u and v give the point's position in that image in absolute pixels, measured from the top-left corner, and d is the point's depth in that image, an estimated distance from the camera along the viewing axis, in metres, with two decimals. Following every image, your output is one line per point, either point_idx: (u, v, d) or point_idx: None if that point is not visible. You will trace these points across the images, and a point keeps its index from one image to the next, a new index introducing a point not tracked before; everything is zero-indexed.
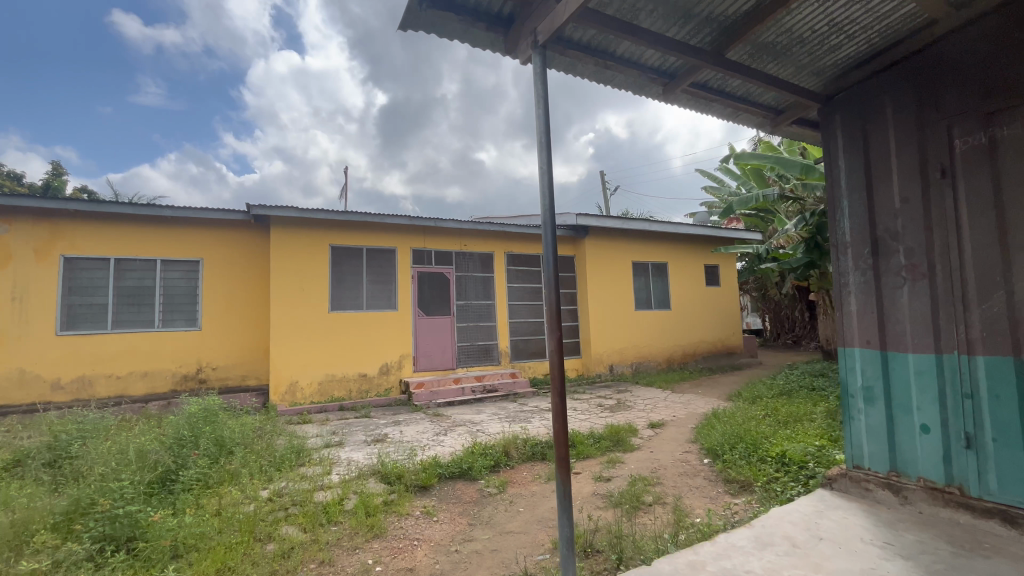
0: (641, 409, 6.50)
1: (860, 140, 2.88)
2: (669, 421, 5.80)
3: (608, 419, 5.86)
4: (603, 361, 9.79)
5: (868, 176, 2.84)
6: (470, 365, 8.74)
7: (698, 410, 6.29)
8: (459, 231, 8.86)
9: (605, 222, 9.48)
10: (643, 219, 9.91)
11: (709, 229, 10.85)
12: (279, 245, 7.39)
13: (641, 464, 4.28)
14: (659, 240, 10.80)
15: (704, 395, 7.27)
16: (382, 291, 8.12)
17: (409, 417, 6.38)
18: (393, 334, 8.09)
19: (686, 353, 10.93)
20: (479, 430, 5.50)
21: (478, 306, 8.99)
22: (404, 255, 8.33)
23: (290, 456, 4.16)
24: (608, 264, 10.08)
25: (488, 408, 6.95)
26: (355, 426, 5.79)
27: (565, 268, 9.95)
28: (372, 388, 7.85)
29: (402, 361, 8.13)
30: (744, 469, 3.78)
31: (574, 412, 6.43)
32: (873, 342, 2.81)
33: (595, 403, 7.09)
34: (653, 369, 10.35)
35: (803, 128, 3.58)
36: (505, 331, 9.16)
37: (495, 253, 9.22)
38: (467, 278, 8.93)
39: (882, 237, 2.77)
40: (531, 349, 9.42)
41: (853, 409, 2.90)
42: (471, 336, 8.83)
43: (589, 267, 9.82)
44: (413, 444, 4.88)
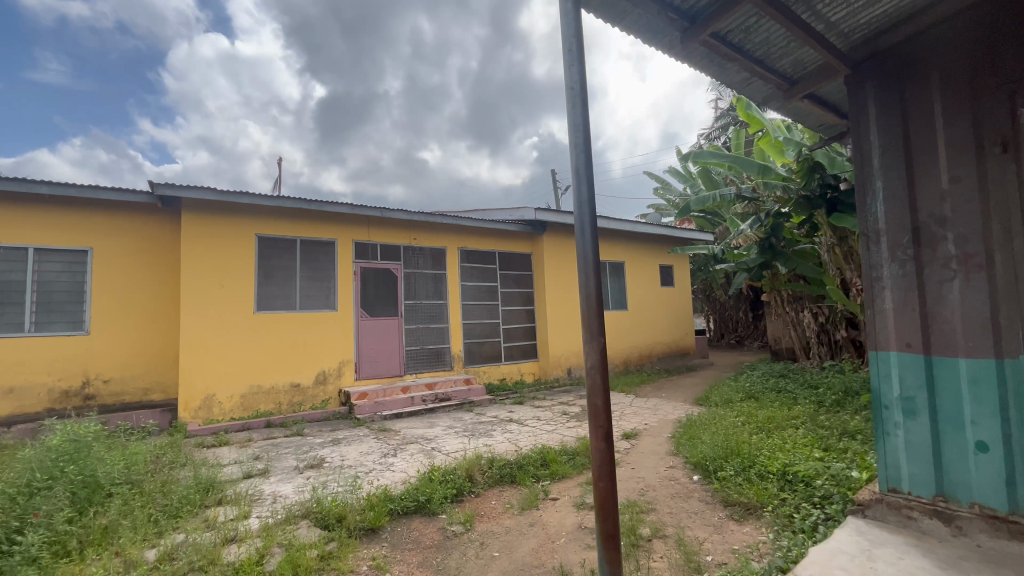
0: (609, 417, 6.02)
1: (897, 112, 2.48)
2: (642, 431, 5.34)
3: (577, 431, 5.31)
4: (560, 364, 9.30)
5: (908, 153, 2.45)
6: (419, 371, 7.92)
7: (669, 417, 5.90)
8: (407, 223, 8.03)
9: (564, 218, 9.01)
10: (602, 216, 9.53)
11: (666, 229, 10.69)
12: (192, 234, 6.25)
13: (626, 486, 3.75)
14: (616, 239, 10.51)
15: (671, 400, 6.94)
16: (318, 288, 7.13)
17: (351, 434, 5.52)
18: (332, 338, 7.13)
19: (643, 354, 10.69)
20: (433, 448, 4.77)
21: (428, 306, 8.20)
22: (345, 248, 7.40)
23: (195, 496, 3.23)
24: (566, 262, 9.61)
25: (442, 420, 6.20)
26: (284, 448, 4.86)
27: (521, 266, 9.38)
28: (306, 400, 6.86)
29: (342, 369, 7.19)
30: (747, 489, 3.33)
31: (538, 423, 5.84)
32: (914, 345, 2.41)
33: (558, 411, 6.55)
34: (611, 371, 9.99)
35: (809, 104, 3.20)
36: (458, 334, 8.43)
37: (447, 248, 8.48)
38: (417, 276, 8.12)
39: (926, 223, 2.39)
40: (486, 352, 8.76)
41: (888, 423, 2.51)
42: (420, 340, 8.03)
43: (547, 265, 9.31)
44: (356, 471, 4.06)
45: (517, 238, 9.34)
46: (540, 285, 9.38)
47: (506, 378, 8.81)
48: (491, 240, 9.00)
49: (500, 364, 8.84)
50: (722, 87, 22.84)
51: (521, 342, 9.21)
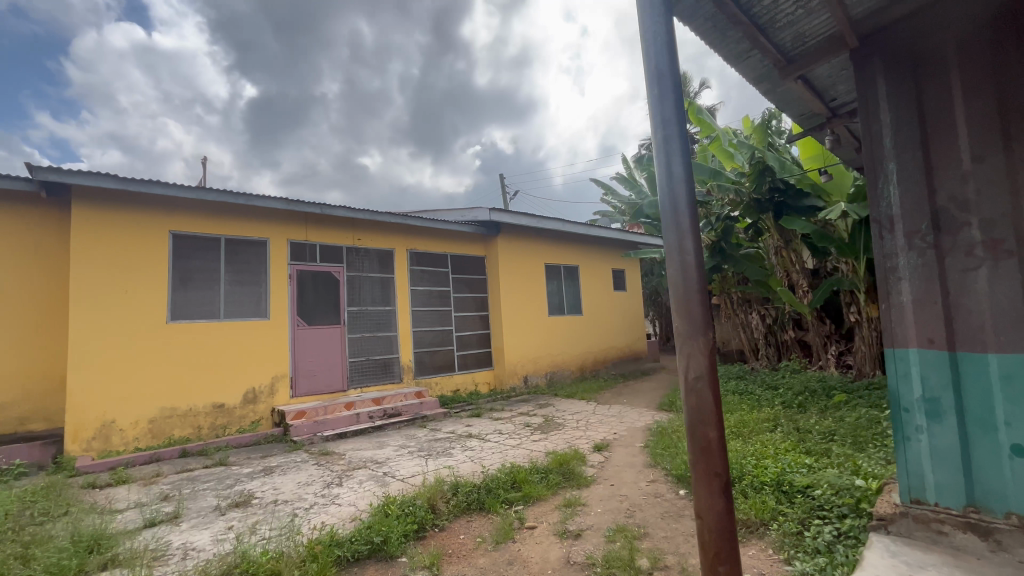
0: (575, 427, 5.67)
1: (912, 88, 2.28)
2: (613, 441, 5.02)
3: (545, 445, 4.89)
4: (516, 372, 8.87)
5: (925, 132, 2.25)
6: (365, 385, 7.20)
7: (637, 424, 5.63)
8: (351, 221, 7.33)
9: (519, 219, 8.65)
10: (557, 218, 9.25)
11: (620, 232, 10.63)
12: (87, 230, 5.25)
13: (609, 507, 3.37)
14: (571, 242, 10.29)
15: (634, 406, 6.71)
16: (247, 294, 6.26)
17: (286, 460, 4.77)
18: (264, 350, 6.29)
19: (598, 360, 10.49)
20: (386, 473, 4.16)
21: (375, 313, 7.51)
22: (280, 248, 6.59)
23: (73, 559, 2.47)
24: (521, 266, 9.24)
25: (393, 439, 5.56)
26: (202, 483, 4.06)
27: (474, 270, 8.91)
28: (231, 422, 5.95)
29: (275, 385, 6.35)
30: (744, 504, 3.03)
31: (501, 438, 5.37)
32: (937, 340, 2.20)
33: (520, 423, 6.11)
34: (568, 378, 9.69)
35: (800, 85, 3.03)
36: (408, 343, 7.79)
37: (395, 250, 7.84)
38: (362, 280, 7.42)
39: (946, 207, 2.20)
40: (438, 362, 8.17)
41: (909, 427, 2.28)
42: (367, 350, 7.32)
43: (501, 269, 8.88)
44: (293, 508, 3.40)
45: (469, 240, 8.86)
46: (494, 290, 8.94)
47: (460, 389, 8.27)
48: (442, 242, 8.46)
49: (454, 374, 8.28)
50: (660, 99, 23.61)
51: (475, 350, 8.70)
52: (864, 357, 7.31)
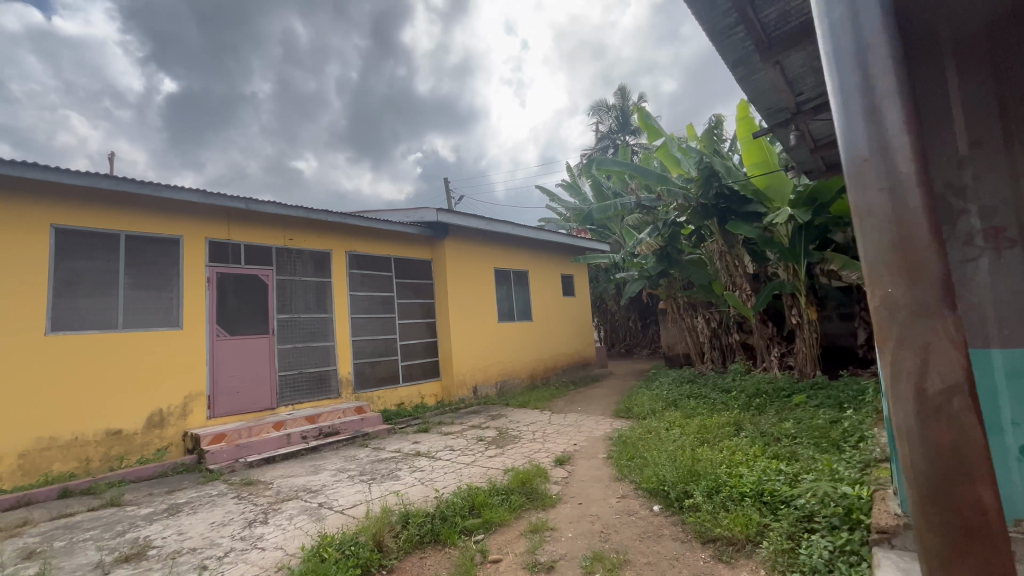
0: (532, 440, 5.31)
1: (905, 70, 2.16)
2: (574, 453, 4.71)
3: (502, 461, 4.49)
4: (465, 383, 8.39)
5: (919, 115, 2.13)
6: (297, 401, 6.46)
7: (597, 434, 5.37)
8: (281, 219, 6.60)
9: (468, 220, 8.25)
10: (507, 221, 8.95)
11: (569, 237, 10.50)
12: None
13: (581, 531, 3.03)
14: (520, 247, 10.01)
15: (590, 414, 6.47)
16: (153, 300, 5.39)
17: (199, 495, 4.03)
18: (174, 365, 5.43)
19: (548, 367, 10.23)
20: (323, 504, 3.58)
21: (309, 321, 6.79)
22: (195, 248, 5.75)
23: None
24: (470, 270, 8.81)
25: (330, 461, 4.93)
26: (84, 531, 3.28)
27: (420, 275, 8.38)
28: (131, 451, 5.05)
29: (188, 406, 5.49)
30: (726, 519, 2.80)
31: (453, 455, 4.90)
32: None
33: (473, 437, 5.66)
34: (518, 387, 9.34)
35: (775, 73, 2.89)
36: (347, 353, 7.13)
37: (333, 252, 7.18)
38: (294, 284, 6.69)
39: (942, 194, 2.07)
40: (380, 373, 7.54)
41: None
42: (300, 362, 6.59)
43: (448, 273, 8.41)
44: (203, 558, 2.77)
45: (414, 242, 8.34)
46: (441, 295, 8.45)
47: (404, 403, 7.68)
48: (385, 244, 7.88)
49: (398, 386, 7.69)
50: (602, 111, 24.16)
51: (420, 360, 8.15)
52: (805, 358, 7.57)
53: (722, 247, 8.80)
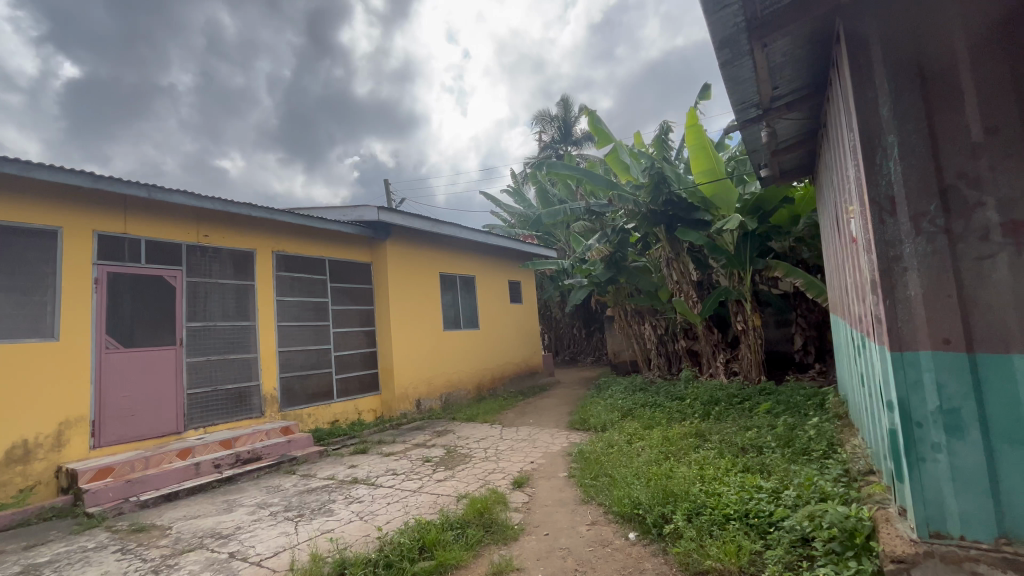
0: (485, 459, 4.85)
1: (912, 51, 1.98)
2: (533, 472, 4.31)
3: (454, 487, 3.99)
4: (407, 396, 7.75)
5: (928, 101, 1.96)
6: (210, 422, 5.59)
7: (555, 449, 5.01)
8: (194, 212, 5.73)
9: (412, 221, 7.70)
10: (454, 224, 8.47)
11: (517, 241, 10.19)
12: None
13: (551, 570, 2.62)
14: (468, 251, 9.55)
15: (543, 427, 6.11)
16: (19, 305, 4.39)
17: (69, 550, 3.20)
18: (46, 385, 4.44)
19: (496, 377, 9.79)
20: (235, 555, 2.92)
21: (227, 330, 5.93)
22: (81, 242, 4.79)
23: None
24: (413, 275, 8.22)
25: (248, 495, 4.18)
26: None
27: (358, 279, 7.68)
28: None
29: (65, 434, 4.52)
30: (714, 546, 2.51)
31: (397, 481, 4.33)
32: (955, 340, 1.87)
33: (418, 458, 5.10)
34: (464, 399, 8.81)
35: (759, 58, 2.69)
36: (272, 367, 6.30)
37: (257, 252, 6.35)
38: (209, 287, 5.81)
39: (955, 186, 1.90)
40: (311, 388, 6.75)
41: (924, 446, 1.91)
42: (214, 378, 5.71)
43: (390, 278, 7.78)
44: None
45: (352, 244, 7.65)
46: (382, 302, 7.79)
47: (338, 420, 6.93)
48: (319, 245, 7.14)
49: (331, 402, 6.94)
50: (545, 121, 24.26)
51: (357, 372, 7.44)
52: (750, 364, 7.70)
53: (669, 254, 8.77)
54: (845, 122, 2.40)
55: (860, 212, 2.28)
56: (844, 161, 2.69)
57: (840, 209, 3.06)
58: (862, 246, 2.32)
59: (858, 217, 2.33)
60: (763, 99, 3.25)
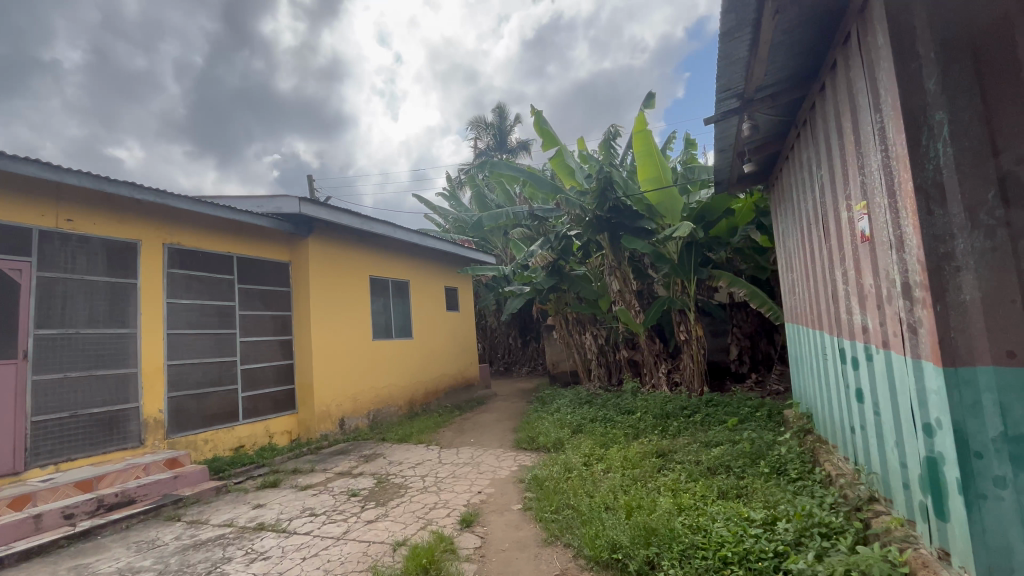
0: (423, 491, 4.16)
1: (961, 17, 1.72)
2: (482, 506, 3.71)
3: (389, 532, 3.29)
4: (330, 415, 6.80)
5: (979, 74, 1.70)
6: (65, 457, 4.41)
7: (504, 474, 4.43)
8: (55, 190, 4.56)
9: (340, 217, 6.85)
10: (387, 223, 7.70)
11: (456, 245, 9.56)
12: None
13: None
14: (402, 254, 8.76)
15: (487, 448, 5.50)
16: None
17: None
18: None
19: (429, 391, 9.02)
20: None
21: (96, 339, 4.76)
22: None
23: None
24: (340, 277, 7.32)
25: (109, 558, 3.18)
26: None
27: (273, 281, 6.67)
28: None
29: None
30: None
31: (316, 525, 3.54)
32: (1019, 353, 1.58)
33: (343, 492, 4.29)
34: (394, 416, 7.97)
35: (762, 31, 2.38)
36: (158, 384, 5.16)
37: (143, 243, 5.21)
38: (71, 285, 4.64)
39: (1015, 173, 1.64)
40: (210, 409, 5.65)
41: (986, 482, 1.59)
42: (74, 401, 4.54)
43: (313, 280, 6.84)
44: None
45: (267, 240, 6.62)
46: (301, 307, 6.82)
47: (243, 446, 5.86)
48: (224, 238, 6.07)
49: (235, 425, 5.86)
50: (480, 128, 23.84)
51: (269, 389, 6.39)
52: (692, 374, 7.64)
53: (611, 262, 8.57)
54: (862, 105, 2.12)
55: (887, 204, 1.97)
56: (844, 154, 2.43)
57: (828, 210, 2.83)
58: (885, 245, 2.03)
59: (881, 211, 2.03)
60: (748, 87, 2.97)
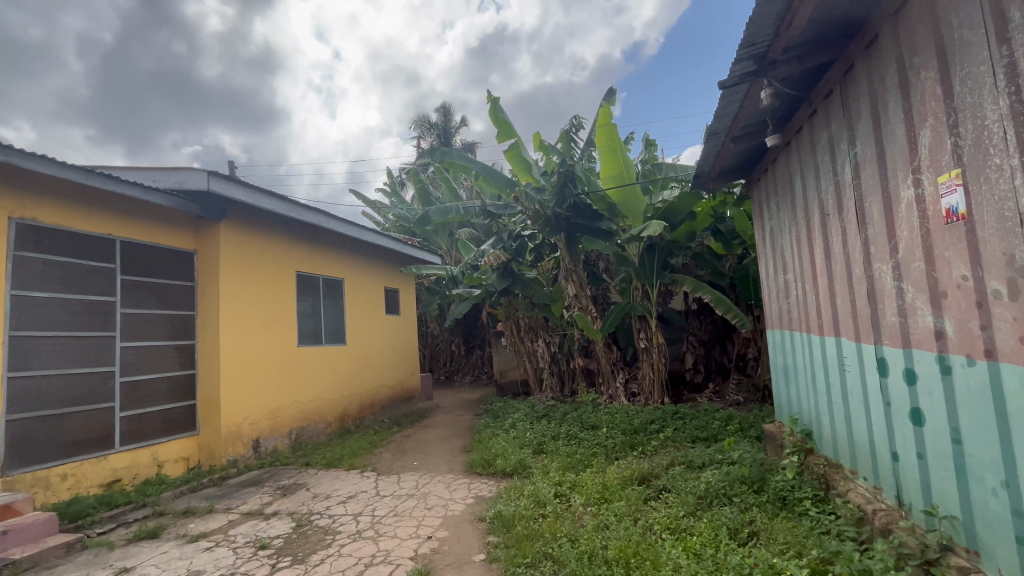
0: (358, 537, 3.28)
1: None
2: (435, 558, 2.90)
3: None
4: (240, 437, 5.63)
5: None
6: None
7: (458, 510, 3.65)
8: None
9: (261, 199, 5.77)
10: (320, 211, 6.68)
11: (399, 242, 8.63)
12: None
13: None
14: (336, 248, 7.71)
15: (434, 474, 4.66)
16: None
17: None
18: None
19: (364, 405, 7.98)
20: None
21: None
22: None
23: None
24: (260, 272, 6.18)
25: None
26: None
27: (171, 273, 5.45)
28: None
29: None
30: None
31: None
32: None
33: (248, 543, 3.29)
34: (321, 435, 6.88)
35: None
36: None
37: None
38: None
39: None
40: (72, 435, 4.38)
41: None
42: None
43: (225, 274, 5.68)
44: None
45: (163, 223, 5.39)
46: (208, 306, 5.63)
47: (119, 480, 4.63)
48: (104, 217, 4.82)
49: (108, 454, 4.61)
50: (424, 127, 22.81)
51: (159, 407, 5.16)
52: (652, 383, 7.27)
53: (567, 265, 8.03)
54: (971, 42, 1.63)
55: (1019, 167, 1.49)
56: (914, 116, 1.96)
57: (866, 194, 2.38)
58: (1009, 222, 1.54)
59: (999, 177, 1.55)
60: (776, 42, 2.46)
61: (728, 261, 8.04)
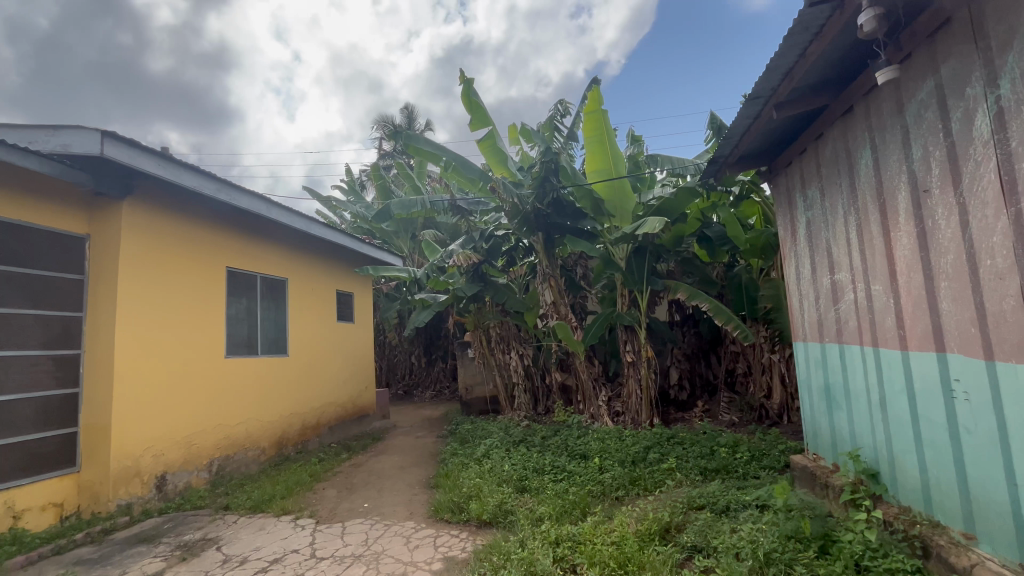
0: None
1: None
2: None
3: None
4: (139, 474, 4.42)
5: None
6: None
7: None
8: None
9: (180, 174, 4.65)
10: (259, 196, 5.59)
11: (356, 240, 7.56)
12: None
13: None
14: (279, 243, 6.58)
15: (390, 524, 3.65)
16: None
17: None
18: None
19: (308, 427, 6.81)
20: None
21: None
22: None
23: None
24: (177, 265, 5.02)
25: None
26: None
27: (47, 263, 4.22)
28: None
29: None
30: None
31: None
32: None
33: None
34: (251, 466, 5.68)
35: None
36: None
37: None
38: None
39: None
40: None
41: None
42: None
43: (128, 267, 4.51)
44: None
45: (42, 198, 4.19)
46: (101, 306, 4.42)
47: None
48: None
49: None
50: (386, 127, 21.64)
51: (19, 438, 3.91)
52: (640, 402, 6.53)
53: (544, 269, 7.20)
54: None
55: None
56: None
57: None
58: None
59: None
60: None
61: (716, 268, 7.47)
